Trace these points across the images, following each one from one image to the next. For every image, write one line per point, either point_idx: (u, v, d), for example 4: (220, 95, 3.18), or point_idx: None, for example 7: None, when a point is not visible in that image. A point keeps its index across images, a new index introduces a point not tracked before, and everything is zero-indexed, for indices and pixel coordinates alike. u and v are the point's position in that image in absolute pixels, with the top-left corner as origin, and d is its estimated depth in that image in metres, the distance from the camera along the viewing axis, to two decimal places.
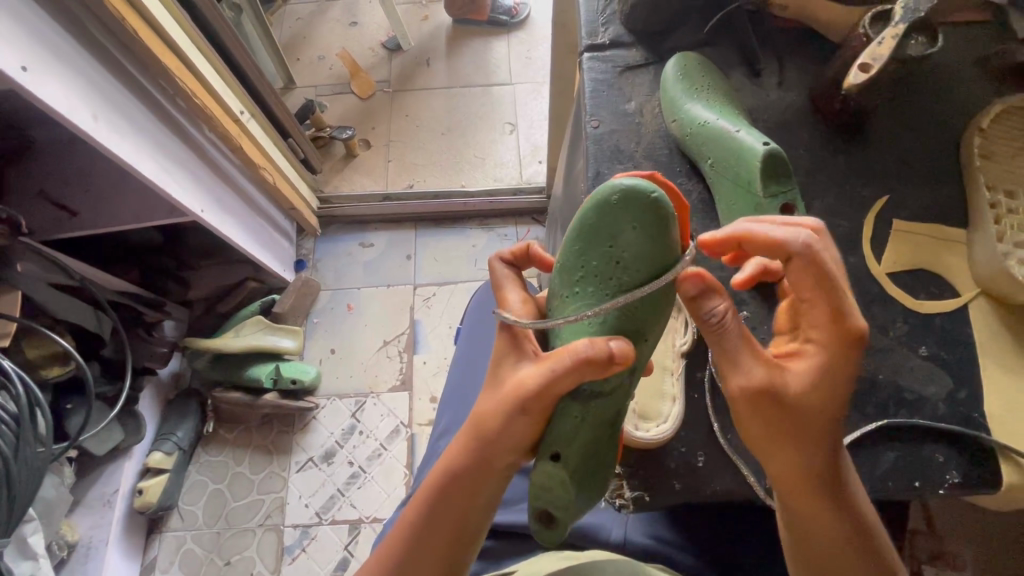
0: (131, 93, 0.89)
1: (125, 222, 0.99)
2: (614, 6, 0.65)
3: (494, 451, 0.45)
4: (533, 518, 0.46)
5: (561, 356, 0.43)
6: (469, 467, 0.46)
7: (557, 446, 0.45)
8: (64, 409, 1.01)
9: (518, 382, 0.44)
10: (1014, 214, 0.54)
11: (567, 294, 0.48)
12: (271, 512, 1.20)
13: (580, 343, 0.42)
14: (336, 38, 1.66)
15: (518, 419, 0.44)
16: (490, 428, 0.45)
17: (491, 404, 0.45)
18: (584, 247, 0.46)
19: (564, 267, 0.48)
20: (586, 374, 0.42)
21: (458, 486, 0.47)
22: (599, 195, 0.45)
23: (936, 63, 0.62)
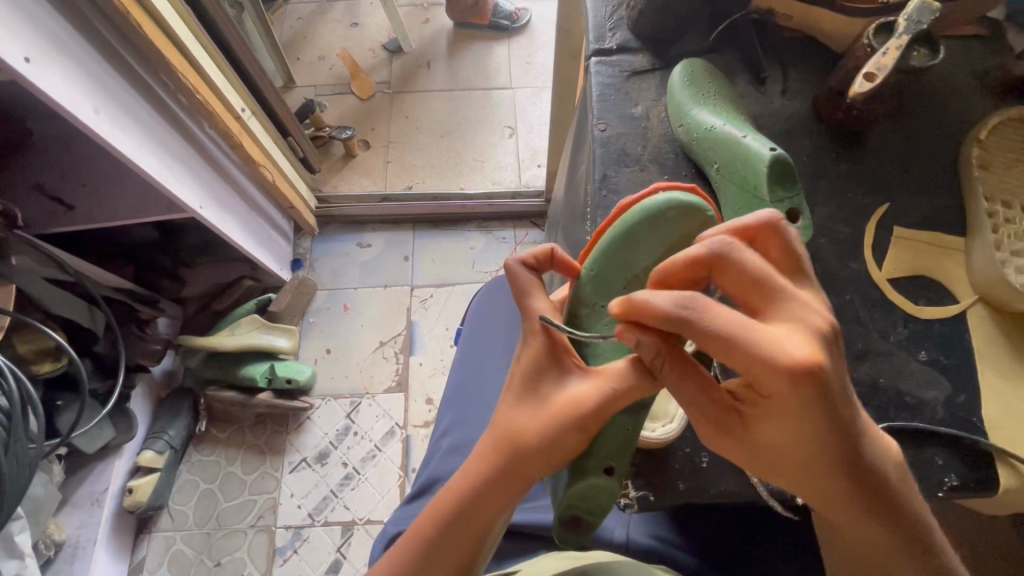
0: (133, 88, 0.88)
1: (122, 217, 0.98)
2: (622, 12, 0.66)
3: (530, 463, 0.44)
4: (560, 522, 0.48)
5: (618, 373, 0.44)
6: (501, 477, 0.45)
7: (608, 459, 0.46)
8: (55, 406, 0.99)
9: (577, 398, 0.44)
10: (1011, 223, 0.55)
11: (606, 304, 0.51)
12: (263, 513, 1.19)
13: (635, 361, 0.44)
14: (337, 39, 1.67)
15: (573, 434, 0.44)
16: (531, 441, 0.44)
17: (537, 417, 0.44)
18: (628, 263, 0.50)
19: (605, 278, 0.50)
20: (640, 393, 0.43)
21: (486, 496, 0.45)
22: (653, 208, 0.48)
23: (935, 75, 0.63)
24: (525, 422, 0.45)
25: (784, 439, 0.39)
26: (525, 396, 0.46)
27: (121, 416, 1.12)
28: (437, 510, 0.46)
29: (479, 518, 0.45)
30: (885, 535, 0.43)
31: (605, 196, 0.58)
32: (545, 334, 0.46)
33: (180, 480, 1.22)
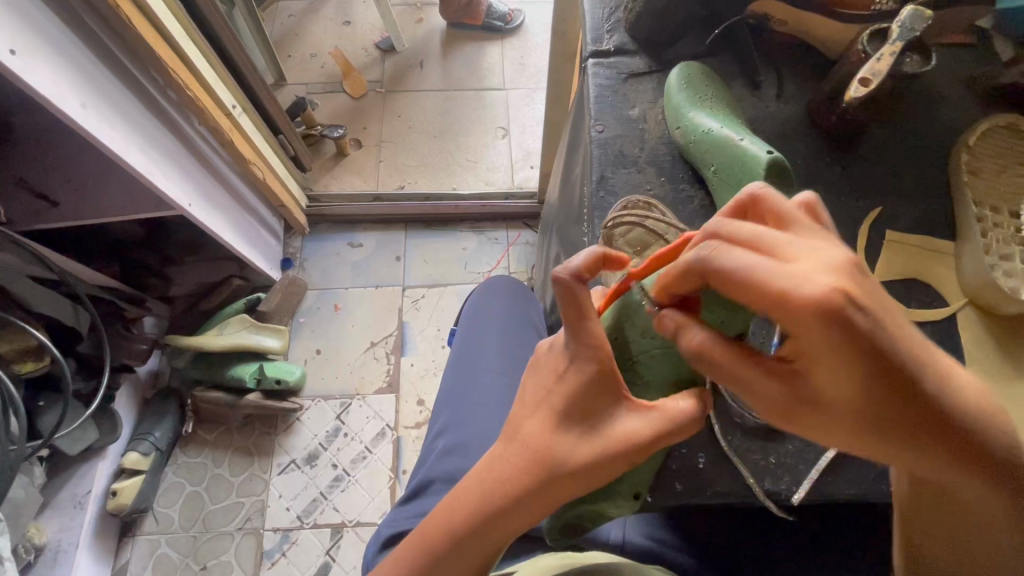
0: (121, 82, 0.86)
1: (108, 214, 0.96)
2: (618, 14, 0.67)
3: (563, 485, 0.42)
4: (560, 524, 0.50)
5: (670, 414, 0.42)
6: (530, 497, 0.42)
7: (635, 487, 0.47)
8: (37, 406, 0.97)
9: (624, 432, 0.42)
10: (999, 228, 0.56)
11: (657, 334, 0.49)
12: (251, 515, 1.18)
13: (686, 403, 0.42)
14: (329, 37, 1.65)
15: (613, 466, 0.42)
16: (571, 465, 0.42)
17: (580, 443, 0.42)
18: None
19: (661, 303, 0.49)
20: (685, 434, 0.42)
21: (512, 510, 0.43)
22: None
23: (925, 82, 0.64)
24: (566, 447, 0.42)
25: (839, 389, 0.34)
26: (566, 418, 0.43)
27: (106, 417, 1.09)
28: (454, 522, 0.44)
29: (501, 529, 0.43)
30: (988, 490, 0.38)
31: (603, 197, 0.58)
32: (599, 361, 0.42)
33: (166, 482, 1.20)
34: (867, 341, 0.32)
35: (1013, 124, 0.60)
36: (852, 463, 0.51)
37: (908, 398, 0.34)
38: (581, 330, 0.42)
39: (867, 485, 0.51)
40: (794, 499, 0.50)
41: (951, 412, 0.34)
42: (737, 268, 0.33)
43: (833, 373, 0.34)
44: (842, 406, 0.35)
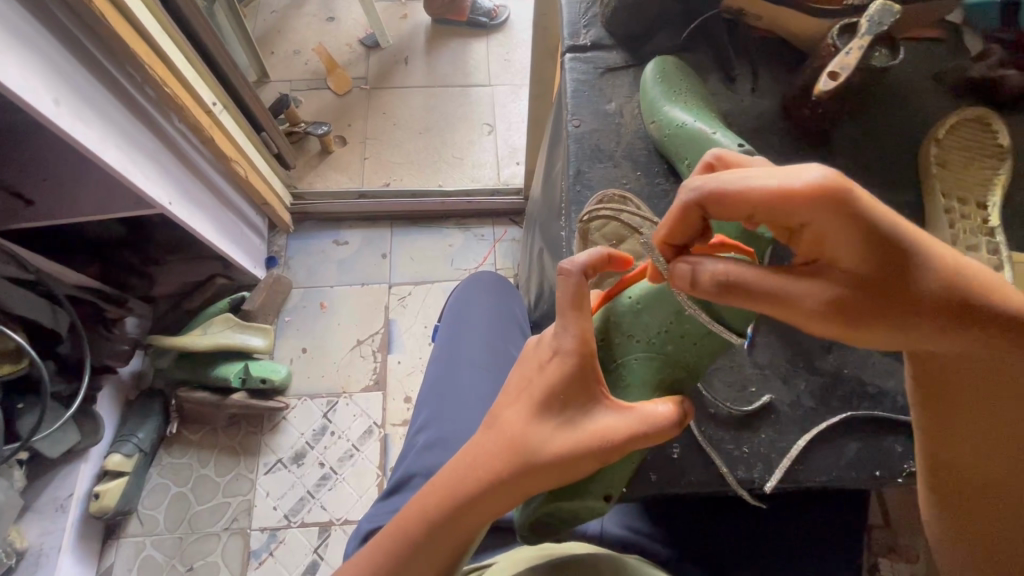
0: (96, 79, 0.85)
1: (86, 214, 0.95)
2: (596, 9, 0.67)
3: (536, 476, 0.42)
4: (530, 521, 0.49)
5: (644, 413, 0.41)
6: (504, 485, 0.42)
7: (609, 488, 0.47)
8: (15, 409, 0.95)
9: (602, 429, 0.41)
10: (966, 219, 0.57)
11: (643, 340, 0.51)
12: (237, 515, 1.17)
13: (663, 405, 0.41)
14: (312, 33, 1.64)
15: (588, 463, 0.41)
16: (545, 455, 0.41)
17: (555, 435, 0.42)
18: (678, 311, 0.50)
19: (651, 312, 0.51)
20: (662, 436, 0.41)
21: (486, 498, 0.43)
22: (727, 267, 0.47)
23: (896, 76, 0.65)
24: (542, 437, 0.42)
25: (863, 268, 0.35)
26: (543, 409, 0.43)
27: (87, 419, 1.08)
28: (427, 513, 0.44)
29: (475, 517, 0.43)
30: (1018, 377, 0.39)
31: (580, 191, 0.58)
32: (578, 354, 0.42)
33: (150, 483, 1.19)
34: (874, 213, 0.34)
35: (980, 117, 0.62)
36: (823, 451, 0.52)
37: (933, 277, 0.35)
38: (569, 326, 0.43)
39: (837, 472, 0.52)
40: (766, 487, 0.51)
41: (986, 284, 0.35)
42: (734, 186, 0.35)
43: (862, 261, 0.35)
44: (885, 294, 0.35)
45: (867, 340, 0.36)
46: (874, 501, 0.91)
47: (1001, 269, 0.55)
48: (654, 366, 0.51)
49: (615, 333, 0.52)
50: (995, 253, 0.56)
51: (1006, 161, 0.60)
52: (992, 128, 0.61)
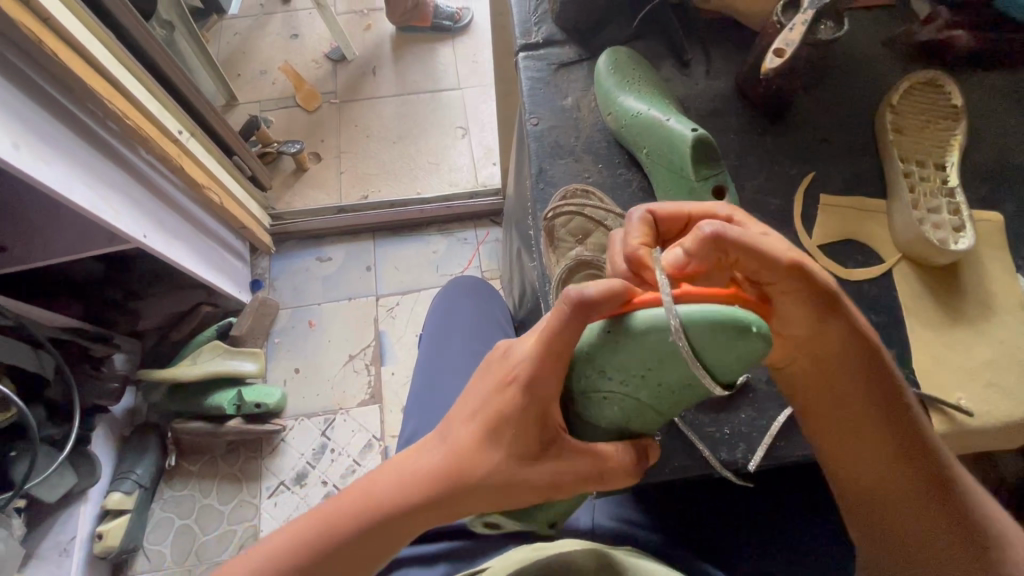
0: (55, 118, 0.84)
1: (62, 255, 0.95)
2: (545, 5, 0.67)
3: (478, 500, 0.44)
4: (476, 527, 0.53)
5: (602, 460, 0.45)
6: (440, 502, 0.44)
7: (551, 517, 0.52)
8: (8, 456, 0.94)
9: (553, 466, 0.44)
10: (925, 181, 0.58)
11: (618, 380, 0.43)
12: (244, 542, 1.16)
13: (618, 452, 0.46)
14: (277, 52, 1.63)
15: (542, 493, 0.45)
16: (495, 487, 0.44)
17: (507, 466, 0.43)
18: (663, 358, 0.40)
19: (632, 353, 0.41)
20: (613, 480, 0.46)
21: (417, 507, 0.44)
22: (725, 321, 0.36)
23: (848, 47, 0.66)
24: (492, 466, 0.43)
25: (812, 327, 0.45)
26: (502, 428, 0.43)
27: (83, 460, 1.07)
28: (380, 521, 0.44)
29: (400, 524, 0.44)
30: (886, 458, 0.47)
31: (543, 189, 0.59)
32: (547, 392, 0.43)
33: (154, 518, 1.18)
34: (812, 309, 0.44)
35: (933, 79, 0.62)
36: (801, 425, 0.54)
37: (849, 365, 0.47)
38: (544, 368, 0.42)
39: None
40: (750, 465, 0.52)
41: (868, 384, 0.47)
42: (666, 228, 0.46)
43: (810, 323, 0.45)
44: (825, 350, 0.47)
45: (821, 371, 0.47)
46: None
47: (962, 230, 0.56)
48: (631, 410, 0.45)
49: (590, 363, 0.43)
50: (955, 213, 0.57)
51: (961, 121, 0.61)
52: (944, 90, 0.62)
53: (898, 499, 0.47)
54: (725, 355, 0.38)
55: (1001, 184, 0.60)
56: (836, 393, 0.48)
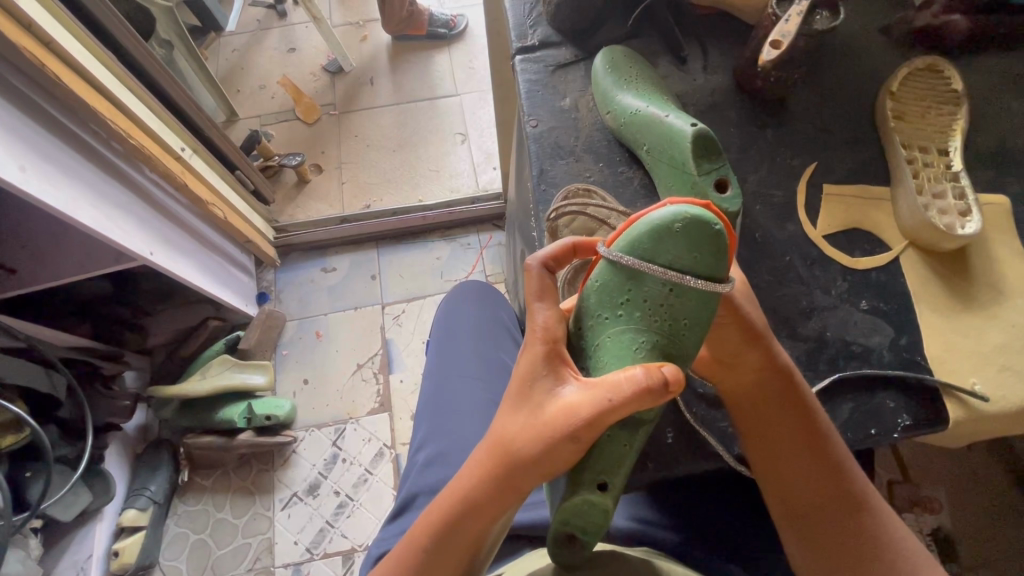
0: (60, 141, 0.85)
1: (70, 274, 0.95)
2: (540, 8, 0.67)
3: (520, 478, 0.42)
4: (553, 543, 0.47)
5: (617, 383, 0.38)
6: (487, 493, 0.43)
7: (602, 476, 0.43)
8: (23, 477, 0.95)
9: (564, 408, 0.39)
10: (929, 167, 0.58)
11: (611, 316, 0.45)
12: (259, 555, 1.16)
13: (636, 369, 0.37)
14: (275, 66, 1.64)
15: (565, 448, 0.40)
16: (521, 457, 0.41)
17: (523, 429, 0.41)
18: (633, 277, 0.45)
19: (605, 287, 0.46)
20: (639, 404, 0.38)
21: (465, 507, 0.44)
22: (661, 219, 0.43)
23: (844, 37, 0.66)
24: (510, 435, 0.42)
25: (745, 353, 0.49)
26: (519, 397, 0.42)
27: (96, 478, 1.07)
28: (433, 530, 0.45)
29: (459, 527, 0.45)
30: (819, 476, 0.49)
31: (545, 190, 0.59)
32: (544, 338, 0.42)
33: (169, 534, 1.18)
34: (740, 336, 0.49)
35: (931, 64, 0.62)
36: None
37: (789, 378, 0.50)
38: (541, 311, 0.44)
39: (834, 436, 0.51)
40: None
41: (802, 399, 0.49)
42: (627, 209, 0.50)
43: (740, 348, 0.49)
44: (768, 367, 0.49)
45: (762, 393, 0.50)
46: (893, 459, 1.05)
47: (968, 214, 0.55)
48: (637, 339, 0.44)
49: (584, 316, 0.47)
50: (961, 198, 0.56)
51: (962, 105, 0.60)
52: (944, 75, 0.62)
53: (829, 515, 0.49)
54: (679, 250, 0.43)
55: (1006, 167, 0.60)
56: (787, 437, 0.49)
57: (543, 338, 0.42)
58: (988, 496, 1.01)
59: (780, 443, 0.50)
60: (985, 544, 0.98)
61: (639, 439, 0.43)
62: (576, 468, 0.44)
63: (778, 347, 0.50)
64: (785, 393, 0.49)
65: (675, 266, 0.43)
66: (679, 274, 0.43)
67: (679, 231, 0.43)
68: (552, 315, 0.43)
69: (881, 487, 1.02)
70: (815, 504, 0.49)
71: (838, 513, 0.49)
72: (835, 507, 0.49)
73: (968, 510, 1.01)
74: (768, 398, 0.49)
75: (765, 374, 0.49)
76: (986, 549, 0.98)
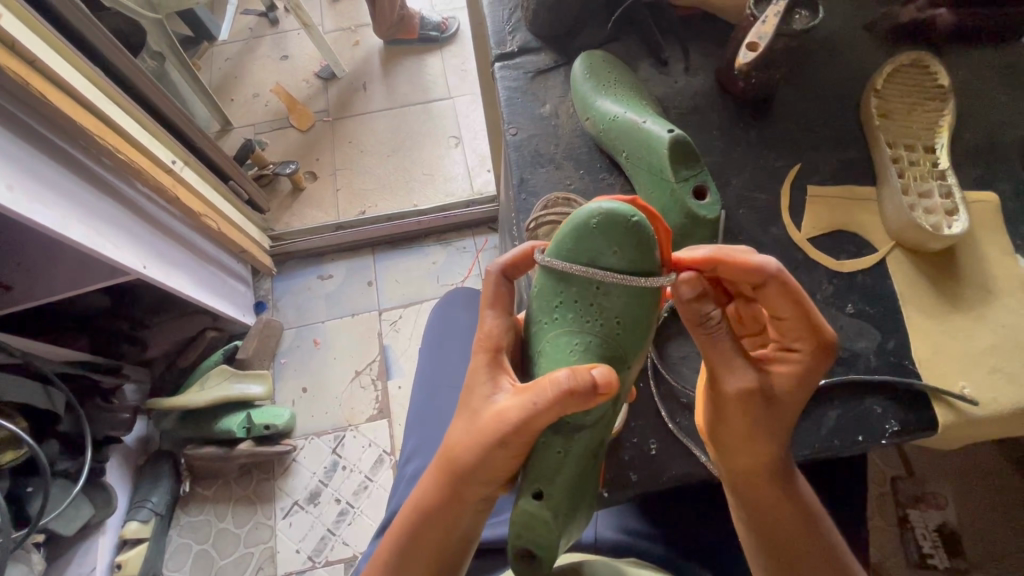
0: (48, 157, 0.85)
1: (65, 290, 0.96)
2: (520, 13, 0.67)
3: (464, 484, 0.44)
4: (514, 556, 0.46)
5: (542, 387, 0.40)
6: (437, 503, 0.46)
7: (539, 483, 0.45)
8: (24, 492, 0.96)
9: (499, 413, 0.42)
10: (915, 165, 0.57)
11: (549, 319, 0.48)
12: (262, 564, 1.17)
13: (561, 371, 0.40)
14: (268, 74, 1.64)
15: (501, 449, 0.42)
16: (462, 464, 0.43)
17: (465, 434, 0.44)
18: (563, 280, 0.48)
19: (541, 292, 0.49)
20: (565, 404, 0.40)
21: (423, 515, 0.46)
22: (579, 219, 0.46)
23: (828, 33, 0.65)
24: (455, 441, 0.44)
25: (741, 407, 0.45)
26: (462, 405, 0.45)
27: (98, 492, 1.08)
28: (394, 539, 0.47)
29: (419, 537, 0.46)
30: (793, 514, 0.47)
31: (526, 199, 0.58)
32: (484, 347, 0.46)
33: (172, 545, 1.19)
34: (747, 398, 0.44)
35: (917, 60, 0.61)
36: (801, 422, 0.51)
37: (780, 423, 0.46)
38: (488, 319, 0.47)
39: (818, 442, 0.51)
40: None
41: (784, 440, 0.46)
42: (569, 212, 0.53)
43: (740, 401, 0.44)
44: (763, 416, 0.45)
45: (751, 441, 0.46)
46: (896, 455, 1.04)
47: (956, 213, 0.55)
48: (572, 341, 0.47)
49: (528, 323, 0.50)
50: (948, 196, 0.56)
51: (949, 101, 0.59)
52: (930, 71, 0.61)
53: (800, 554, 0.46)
54: (601, 246, 0.46)
55: (996, 162, 0.59)
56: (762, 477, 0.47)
57: (484, 344, 0.46)
58: (995, 489, 1.00)
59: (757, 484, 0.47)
60: (992, 538, 0.97)
61: (576, 446, 0.46)
62: (520, 479, 0.46)
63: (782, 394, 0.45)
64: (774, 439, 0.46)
65: (599, 263, 0.46)
66: (603, 271, 0.46)
67: (598, 228, 0.45)
68: (498, 322, 0.47)
69: (884, 483, 1.01)
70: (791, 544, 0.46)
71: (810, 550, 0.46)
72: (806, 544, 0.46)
73: (974, 504, 0.99)
74: (755, 443, 0.46)
75: (762, 422, 0.45)
76: (993, 544, 0.97)
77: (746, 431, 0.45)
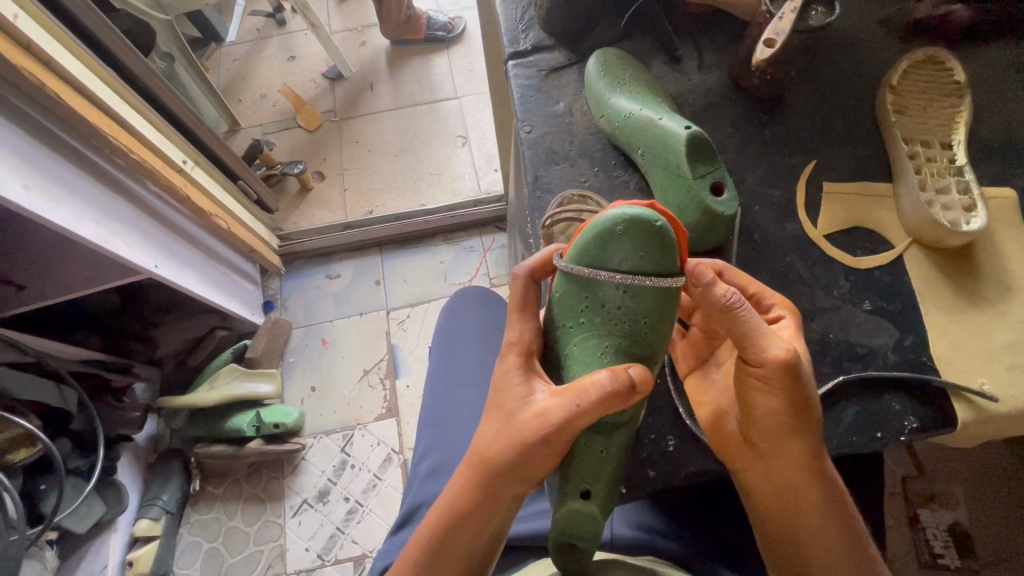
0: (62, 157, 0.85)
1: (76, 289, 0.96)
2: (532, 12, 0.67)
3: (500, 483, 0.45)
4: (554, 551, 0.47)
5: (583, 389, 0.41)
6: (471, 502, 0.46)
7: (586, 483, 0.46)
8: (38, 490, 0.96)
9: (538, 413, 0.42)
10: (932, 162, 0.57)
11: (574, 324, 0.48)
12: (272, 562, 1.17)
13: (602, 374, 0.40)
14: (276, 74, 1.65)
15: (539, 448, 0.42)
16: (498, 464, 0.44)
17: (501, 433, 0.44)
18: (587, 285, 0.48)
19: (565, 298, 0.49)
20: (606, 407, 0.41)
21: (457, 513, 0.46)
22: (603, 224, 0.46)
23: (842, 30, 0.65)
24: (490, 440, 0.44)
25: (774, 396, 0.44)
26: (496, 404, 0.45)
27: (110, 490, 1.08)
28: (427, 538, 0.47)
29: (452, 535, 0.46)
30: (820, 503, 0.47)
31: (541, 197, 0.58)
32: (519, 350, 0.47)
33: (182, 543, 1.19)
34: (782, 386, 0.43)
35: (933, 56, 0.61)
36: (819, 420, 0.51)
37: (814, 414, 0.45)
38: (518, 323, 0.48)
39: (838, 437, 0.50)
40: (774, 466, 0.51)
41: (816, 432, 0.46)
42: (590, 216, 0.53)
43: (773, 389, 0.44)
44: (797, 406, 0.44)
45: (783, 432, 0.45)
46: (906, 454, 1.04)
47: (973, 209, 0.54)
48: (601, 344, 0.47)
49: (552, 327, 0.50)
50: (965, 193, 0.55)
51: (965, 97, 0.59)
52: (946, 67, 0.61)
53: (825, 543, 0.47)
54: (625, 251, 0.46)
55: (1012, 159, 0.58)
56: (791, 468, 0.46)
57: (517, 346, 0.47)
58: (1009, 490, 0.99)
59: (786, 473, 0.47)
60: (1005, 538, 0.96)
61: (616, 442, 0.46)
62: (562, 478, 0.47)
63: (812, 384, 0.44)
64: (807, 430, 0.45)
65: (625, 267, 0.47)
66: (628, 275, 0.47)
67: (625, 232, 0.46)
68: (525, 326, 0.48)
69: (894, 482, 1.01)
70: (818, 533, 0.47)
71: (835, 537, 0.47)
72: (832, 531, 0.47)
73: (986, 504, 0.99)
74: (786, 434, 0.45)
75: (794, 413, 0.44)
76: (1006, 544, 0.96)
77: (781, 412, 0.44)
